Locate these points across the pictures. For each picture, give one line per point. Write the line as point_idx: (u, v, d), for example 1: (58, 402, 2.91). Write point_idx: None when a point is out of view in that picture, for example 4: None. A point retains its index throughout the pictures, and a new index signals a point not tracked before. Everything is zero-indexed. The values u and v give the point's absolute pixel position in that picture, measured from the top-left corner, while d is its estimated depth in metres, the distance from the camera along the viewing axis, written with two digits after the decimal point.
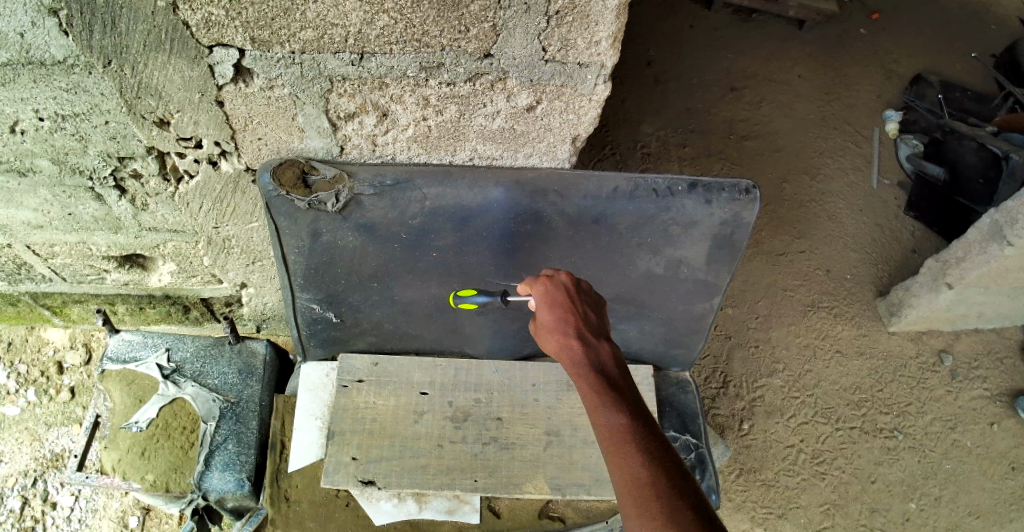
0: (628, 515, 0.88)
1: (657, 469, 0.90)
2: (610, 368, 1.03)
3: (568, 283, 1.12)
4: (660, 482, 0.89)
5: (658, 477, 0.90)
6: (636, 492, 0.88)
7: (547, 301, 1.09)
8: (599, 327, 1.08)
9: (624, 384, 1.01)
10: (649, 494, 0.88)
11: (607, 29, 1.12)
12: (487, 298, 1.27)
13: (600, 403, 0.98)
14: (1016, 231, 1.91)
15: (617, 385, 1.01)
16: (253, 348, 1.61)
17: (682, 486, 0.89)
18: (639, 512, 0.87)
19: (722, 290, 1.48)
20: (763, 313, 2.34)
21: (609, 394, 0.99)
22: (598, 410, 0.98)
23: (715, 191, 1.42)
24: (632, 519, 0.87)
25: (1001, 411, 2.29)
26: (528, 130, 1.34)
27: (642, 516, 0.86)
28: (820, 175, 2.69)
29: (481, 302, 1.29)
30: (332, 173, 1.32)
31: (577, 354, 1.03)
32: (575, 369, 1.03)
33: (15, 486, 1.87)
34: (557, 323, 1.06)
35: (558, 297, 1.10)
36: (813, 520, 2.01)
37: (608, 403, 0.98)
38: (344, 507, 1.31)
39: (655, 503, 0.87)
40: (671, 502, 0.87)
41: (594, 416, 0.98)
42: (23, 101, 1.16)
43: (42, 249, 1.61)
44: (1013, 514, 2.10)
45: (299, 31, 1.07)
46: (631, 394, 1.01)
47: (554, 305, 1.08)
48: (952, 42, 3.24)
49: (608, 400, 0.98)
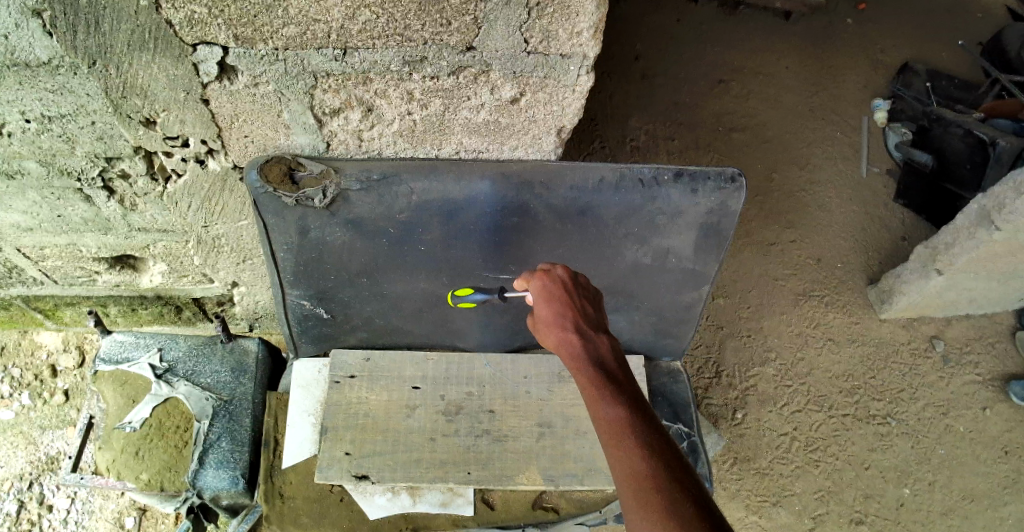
0: (629, 507, 0.89)
1: (657, 462, 0.91)
2: (609, 361, 1.04)
3: (566, 280, 1.13)
4: (660, 474, 0.89)
5: (658, 468, 0.90)
6: (636, 485, 0.89)
7: (546, 298, 1.11)
8: (597, 321, 1.09)
9: (623, 377, 1.02)
10: (649, 487, 0.88)
11: (588, 19, 1.13)
12: (485, 297, 1.28)
13: (600, 396, 0.99)
14: (1004, 215, 1.92)
15: (617, 378, 1.01)
16: (245, 346, 1.62)
17: (683, 477, 0.89)
18: (639, 505, 0.87)
19: (711, 278, 1.49)
20: (755, 303, 2.36)
21: (608, 388, 0.99)
22: (598, 403, 0.98)
23: (701, 180, 1.40)
24: (632, 513, 0.88)
25: (994, 395, 2.30)
26: (513, 123, 1.34)
27: (642, 509, 0.87)
28: (809, 164, 2.70)
29: (480, 300, 1.30)
30: (320, 169, 1.31)
31: (576, 348, 1.04)
32: (574, 363, 1.04)
33: (10, 490, 1.88)
34: (555, 319, 1.08)
35: (557, 294, 1.11)
36: (808, 508, 2.03)
37: (607, 395, 0.99)
38: (338, 502, 1.33)
39: (655, 495, 0.87)
40: (671, 493, 0.87)
41: (593, 409, 0.99)
42: (9, 104, 1.17)
43: (32, 251, 1.61)
44: (1007, 498, 2.12)
45: (281, 28, 1.07)
46: (631, 387, 1.01)
47: (553, 302, 1.10)
48: (938, 30, 3.24)
49: (607, 394, 0.99)
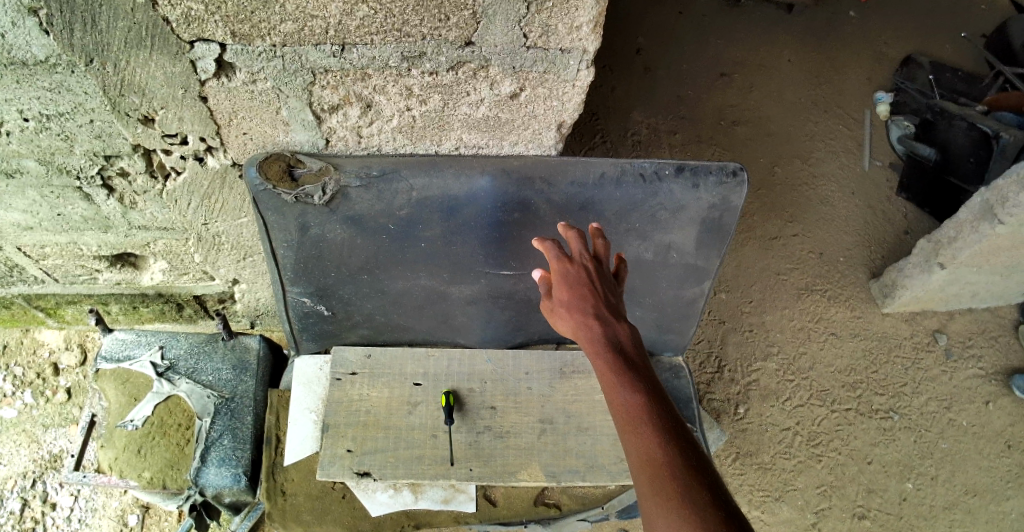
0: (643, 492, 0.90)
1: (673, 449, 0.92)
2: (627, 347, 1.04)
3: (587, 264, 1.13)
4: (675, 461, 0.91)
5: (674, 456, 0.91)
6: (651, 471, 0.90)
7: (565, 281, 1.10)
8: (616, 305, 1.09)
9: (640, 363, 1.03)
10: (664, 474, 0.90)
11: (587, 13, 1.12)
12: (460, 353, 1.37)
13: (617, 382, 1.00)
14: (1007, 209, 1.91)
15: (634, 364, 1.02)
16: (247, 343, 1.61)
17: (697, 465, 0.91)
18: (653, 491, 0.89)
19: (713, 273, 1.48)
20: (757, 297, 2.35)
21: (626, 374, 1.00)
22: (615, 389, 1.00)
23: (703, 174, 1.40)
24: (646, 498, 0.89)
25: (997, 389, 2.30)
26: (513, 118, 1.33)
27: (656, 494, 0.89)
28: (811, 158, 2.69)
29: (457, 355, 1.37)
30: (319, 166, 1.32)
31: (594, 332, 1.04)
32: (592, 347, 1.04)
33: (14, 488, 1.89)
34: (574, 303, 1.07)
35: (577, 278, 1.10)
36: (810, 502, 2.03)
37: (624, 381, 1.00)
38: (340, 500, 1.33)
39: (670, 481, 0.89)
40: (686, 480, 0.89)
41: (610, 395, 1.00)
42: (7, 102, 1.16)
43: (33, 250, 1.61)
44: (1010, 492, 2.12)
45: (279, 24, 1.07)
46: (648, 374, 1.02)
47: (572, 285, 1.09)
48: (941, 21, 3.21)
49: (625, 380, 1.00)
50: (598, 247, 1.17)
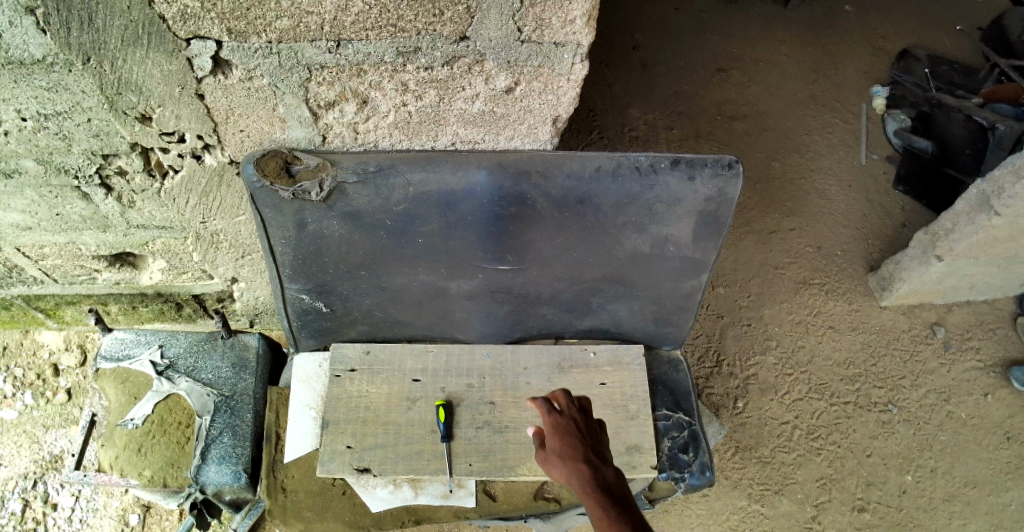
0: None
1: None
2: (619, 491, 0.99)
3: (575, 418, 1.12)
4: None
5: None
6: None
7: (556, 432, 1.09)
8: (604, 454, 1.07)
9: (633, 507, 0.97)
10: None
11: (581, 7, 1.13)
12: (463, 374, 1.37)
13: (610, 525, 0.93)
14: (1003, 200, 1.91)
15: (626, 507, 0.96)
16: (246, 341, 1.61)
17: None
18: None
19: (710, 266, 1.48)
20: (756, 291, 2.36)
21: (618, 516, 0.94)
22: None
23: (699, 166, 1.40)
24: None
25: (995, 382, 2.30)
26: (508, 112, 1.34)
27: None
28: (808, 152, 2.69)
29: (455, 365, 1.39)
30: (315, 162, 1.31)
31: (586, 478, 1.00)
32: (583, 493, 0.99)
33: (15, 489, 1.90)
34: (565, 450, 1.05)
35: (566, 429, 1.09)
36: (810, 495, 2.03)
37: (617, 521, 0.93)
38: (341, 496, 1.35)
39: None
40: None
41: None
42: (4, 102, 1.17)
43: (32, 250, 1.62)
44: (1010, 484, 2.12)
45: (274, 20, 1.07)
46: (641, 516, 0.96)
47: (563, 435, 1.08)
48: (939, 16, 3.22)
49: (618, 521, 0.93)
50: (585, 405, 1.17)
